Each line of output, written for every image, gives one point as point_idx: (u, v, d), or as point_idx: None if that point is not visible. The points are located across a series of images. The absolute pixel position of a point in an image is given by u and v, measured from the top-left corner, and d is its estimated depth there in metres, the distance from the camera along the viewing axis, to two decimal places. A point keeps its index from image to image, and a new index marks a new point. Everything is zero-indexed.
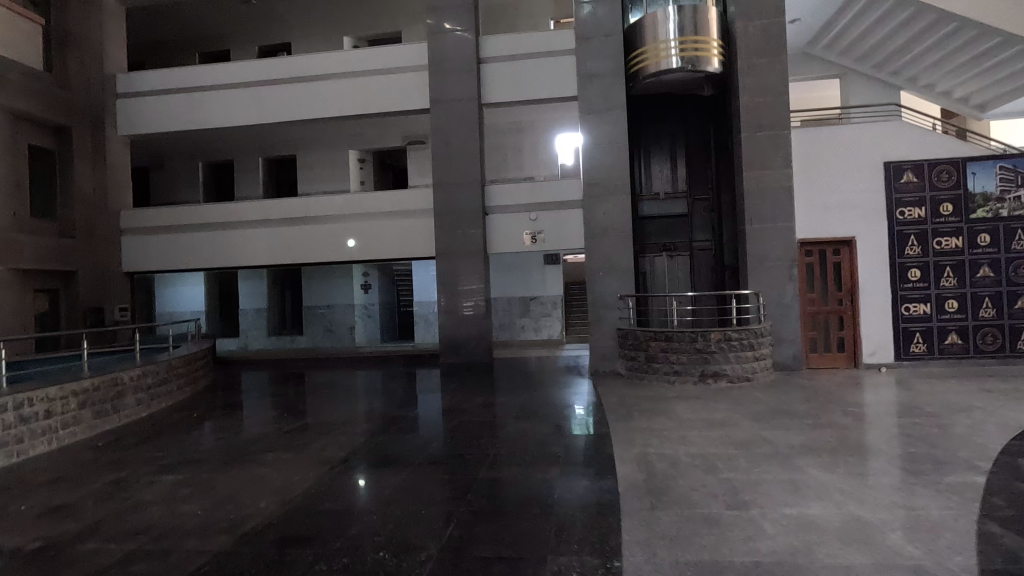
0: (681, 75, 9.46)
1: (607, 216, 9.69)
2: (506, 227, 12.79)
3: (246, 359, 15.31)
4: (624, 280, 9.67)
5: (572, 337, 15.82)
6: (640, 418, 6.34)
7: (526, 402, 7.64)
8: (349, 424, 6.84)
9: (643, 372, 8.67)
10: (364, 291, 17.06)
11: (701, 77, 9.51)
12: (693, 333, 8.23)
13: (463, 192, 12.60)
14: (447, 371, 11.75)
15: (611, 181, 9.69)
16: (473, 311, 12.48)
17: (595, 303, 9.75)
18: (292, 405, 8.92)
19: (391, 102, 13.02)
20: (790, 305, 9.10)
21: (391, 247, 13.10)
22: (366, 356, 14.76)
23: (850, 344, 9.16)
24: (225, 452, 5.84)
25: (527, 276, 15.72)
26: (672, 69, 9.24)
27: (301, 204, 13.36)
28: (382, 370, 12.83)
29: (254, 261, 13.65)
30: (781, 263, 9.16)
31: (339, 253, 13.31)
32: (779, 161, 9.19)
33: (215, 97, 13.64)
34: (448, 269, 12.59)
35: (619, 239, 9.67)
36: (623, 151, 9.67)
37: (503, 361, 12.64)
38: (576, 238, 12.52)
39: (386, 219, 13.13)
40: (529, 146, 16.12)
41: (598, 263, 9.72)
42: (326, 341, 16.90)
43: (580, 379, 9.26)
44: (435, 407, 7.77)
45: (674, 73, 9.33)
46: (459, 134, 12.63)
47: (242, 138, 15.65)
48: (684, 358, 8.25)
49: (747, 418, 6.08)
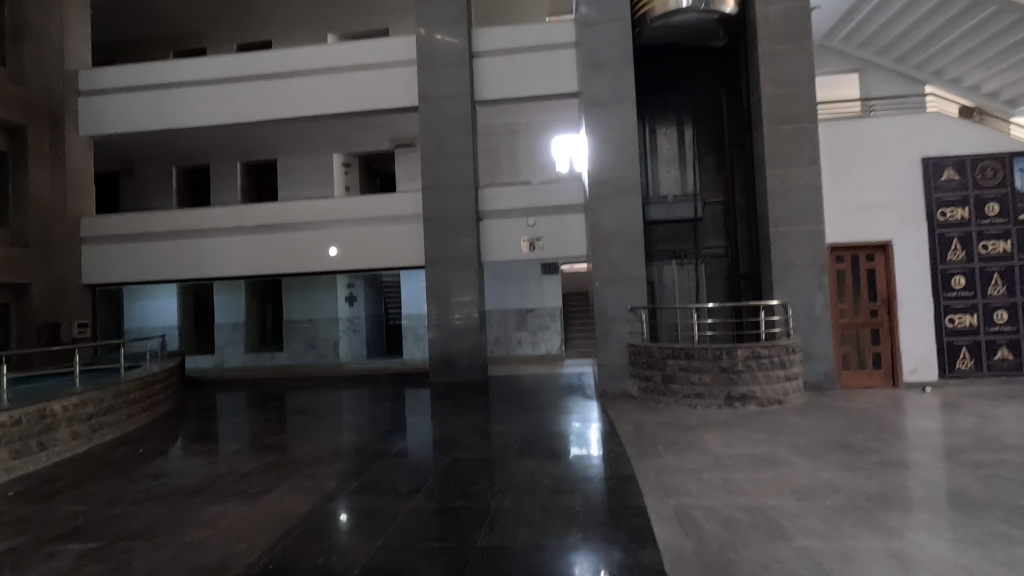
0: (693, 17, 8.59)
1: (614, 219, 8.73)
2: (502, 233, 11.82)
3: (218, 379, 14.12)
4: (634, 290, 8.67)
5: (572, 352, 14.81)
6: (667, 453, 5.33)
7: (529, 431, 6.60)
8: (320, 461, 5.76)
9: (660, 394, 7.66)
10: (350, 303, 16.00)
11: (714, 18, 8.65)
12: (717, 350, 7.24)
13: (454, 195, 11.62)
14: (438, 392, 10.68)
15: (619, 180, 8.75)
16: (466, 325, 11.45)
17: (601, 316, 8.73)
18: (259, 434, 7.83)
19: (376, 97, 12.07)
20: (821, 316, 8.15)
21: (377, 256, 12.06)
22: (350, 374, 13.65)
23: (888, 361, 8.22)
24: (162, 502, 4.75)
25: (523, 286, 14.74)
26: (682, 9, 8.39)
27: (279, 210, 12.29)
28: (367, 390, 11.73)
29: (227, 272, 12.54)
30: (809, 270, 8.23)
31: (320, 262, 12.24)
32: (805, 157, 8.30)
33: (186, 94, 12.62)
34: (439, 279, 11.56)
35: (627, 244, 8.69)
36: (631, 147, 8.74)
37: (499, 380, 11.58)
38: (577, 245, 11.62)
39: (371, 225, 12.10)
40: (524, 149, 15.23)
41: (605, 271, 8.73)
42: (308, 357, 15.75)
43: (587, 402, 8.22)
44: (424, 437, 6.72)
45: (685, 14, 8.47)
46: (449, 133, 11.68)
47: (218, 141, 14.63)
48: (707, 378, 7.26)
49: (797, 454, 5.08)
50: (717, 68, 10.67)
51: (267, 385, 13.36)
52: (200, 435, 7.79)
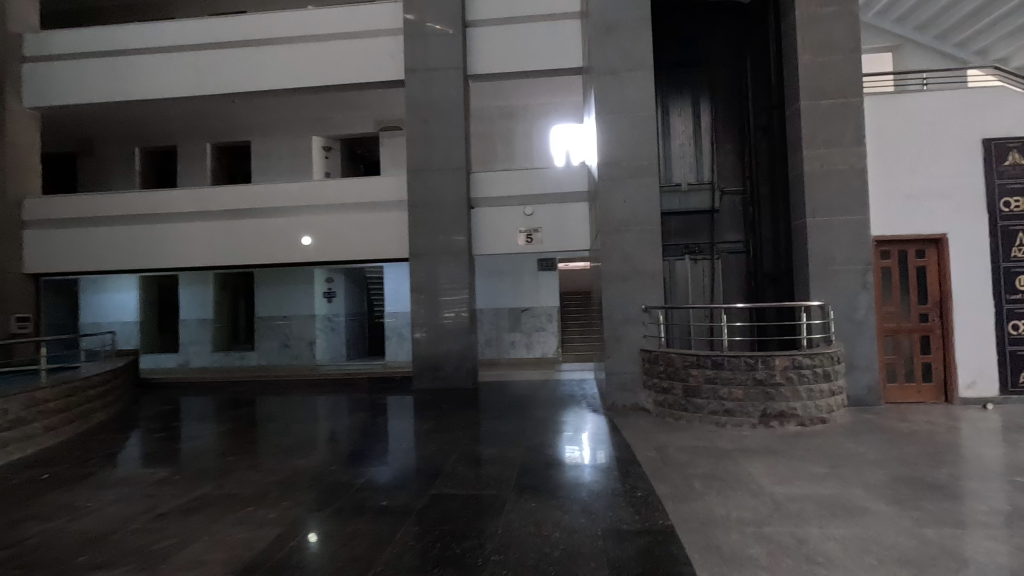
0: None
1: (627, 205, 7.55)
2: (496, 223, 10.64)
3: (178, 381, 12.77)
4: (650, 287, 7.48)
5: (569, 356, 13.66)
6: (707, 493, 4.18)
7: (529, 457, 5.41)
8: (265, 495, 4.53)
9: (681, 410, 6.53)
10: (328, 300, 14.68)
11: None
12: (751, 359, 6.12)
13: (443, 180, 10.36)
14: (421, 400, 9.47)
15: (632, 160, 7.58)
16: (455, 324, 10.25)
17: (609, 317, 7.53)
18: (205, 451, 6.58)
19: (358, 69, 10.82)
20: (865, 321, 7.05)
21: (355, 246, 10.81)
22: (326, 378, 12.36)
23: (940, 373, 7.15)
24: (36, 559, 3.50)
25: (517, 284, 13.59)
26: None
27: (246, 193, 10.98)
28: (343, 397, 10.48)
29: (186, 263, 11.20)
30: (852, 267, 7.13)
31: (292, 253, 10.97)
32: (848, 136, 7.20)
33: (144, 62, 11.29)
34: (425, 274, 10.33)
35: (642, 233, 7.52)
36: (648, 123, 7.60)
37: (490, 387, 10.38)
38: (579, 238, 10.45)
39: (349, 211, 10.83)
40: (520, 134, 14.04)
41: (616, 265, 7.54)
42: (281, 358, 14.45)
43: (593, 418, 7.04)
44: (401, 461, 5.52)
45: None
46: (438, 109, 10.43)
47: (185, 117, 13.29)
48: (740, 392, 6.14)
49: (876, 498, 3.95)
50: (741, 42, 9.53)
51: (234, 389, 12.08)
52: (132, 452, 6.51)
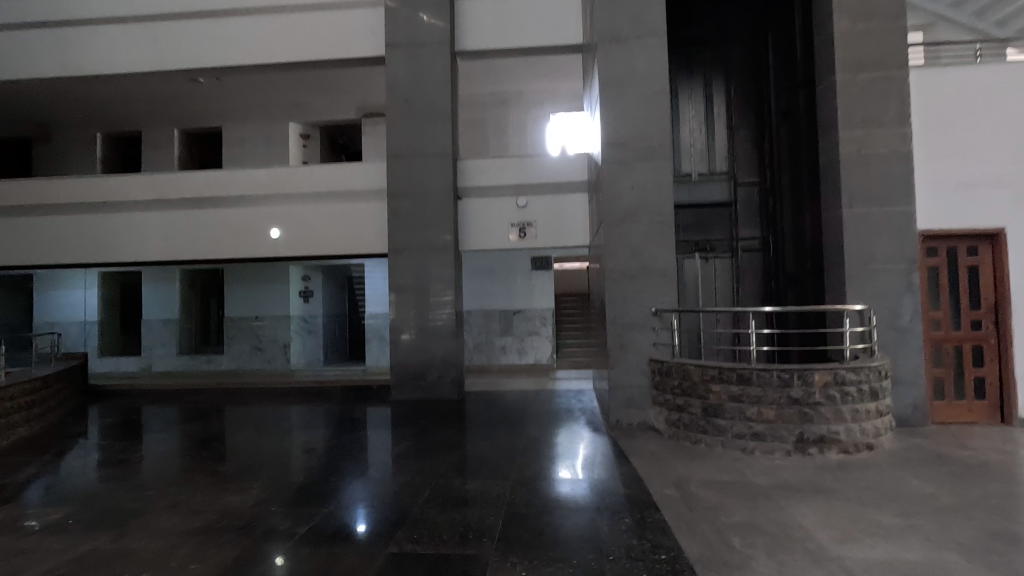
0: None
1: (635, 191, 6.54)
2: (485, 216, 9.62)
3: (134, 388, 11.60)
4: (662, 287, 6.47)
5: (565, 363, 12.61)
6: (751, 557, 3.17)
7: (518, 495, 4.38)
8: (174, 554, 3.46)
9: (700, 433, 5.55)
10: (304, 300, 13.58)
11: None
12: (784, 373, 5.15)
13: (427, 166, 9.31)
14: (399, 413, 8.40)
15: (641, 141, 6.58)
16: (439, 328, 9.19)
17: (614, 321, 6.51)
18: (130, 476, 5.48)
19: (334, 44, 9.77)
20: (910, 328, 6.09)
21: (328, 240, 9.74)
22: (298, 385, 11.24)
23: (995, 389, 6.20)
24: None
25: (509, 284, 12.57)
26: None
27: (207, 180, 9.89)
28: (313, 407, 9.39)
29: (140, 256, 10.07)
30: (894, 266, 6.17)
31: (258, 246, 9.86)
32: (892, 115, 6.23)
33: (98, 35, 10.21)
34: (406, 271, 9.27)
35: (652, 225, 6.51)
36: (660, 97, 6.60)
37: (478, 398, 9.33)
38: (578, 233, 9.45)
39: (323, 202, 9.77)
40: (513, 123, 13.05)
41: (621, 260, 6.52)
42: (253, 363, 13.29)
43: (595, 441, 6.00)
44: (361, 497, 4.47)
45: None
46: (422, 88, 9.40)
47: (148, 93, 12.21)
48: (771, 412, 5.17)
49: (982, 569, 2.96)
50: (760, 14, 8.54)
51: (194, 397, 10.95)
52: (41, 480, 5.40)
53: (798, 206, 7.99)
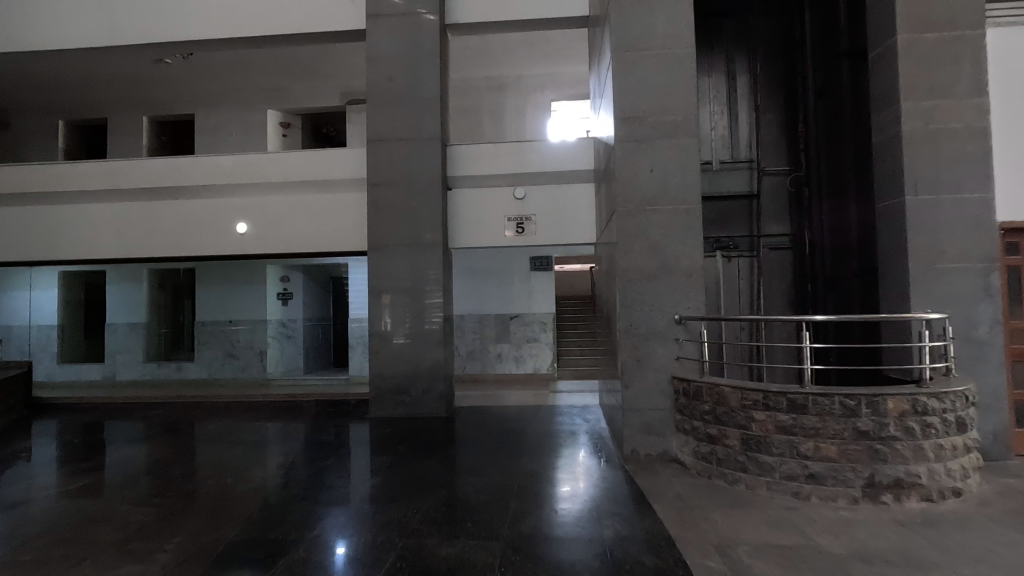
0: None
1: (654, 174, 5.47)
2: (478, 209, 8.55)
3: (90, 401, 10.47)
4: (688, 289, 5.38)
5: (567, 372, 11.51)
6: None
7: (511, 567, 3.28)
8: None
9: (739, 471, 4.46)
10: (283, 302, 12.50)
11: None
12: (849, 400, 4.06)
13: (412, 151, 8.23)
14: (378, 432, 7.30)
15: (661, 115, 5.51)
16: (425, 335, 8.10)
17: (628, 330, 5.42)
18: (23, 523, 4.37)
19: (310, 16, 8.70)
20: (988, 341, 5.02)
21: (301, 235, 8.65)
22: (270, 397, 10.12)
23: None
24: None
25: (505, 286, 11.49)
26: None
27: (166, 169, 8.79)
28: (281, 423, 8.29)
29: (91, 253, 8.98)
30: (969, 265, 5.10)
31: (223, 243, 8.78)
32: (965, 83, 5.18)
33: (46, 5, 9.14)
34: (388, 270, 8.18)
35: (675, 216, 5.43)
36: (683, 64, 5.54)
37: (469, 415, 8.23)
38: (583, 228, 8.37)
39: (296, 192, 8.68)
40: (511, 110, 11.98)
41: (638, 257, 5.44)
42: (226, 371, 12.17)
43: (607, 479, 4.90)
44: (304, 566, 3.38)
45: None
46: (408, 64, 8.32)
47: (109, 74, 11.15)
48: (832, 448, 4.09)
49: None
50: None
51: (153, 410, 9.85)
52: None
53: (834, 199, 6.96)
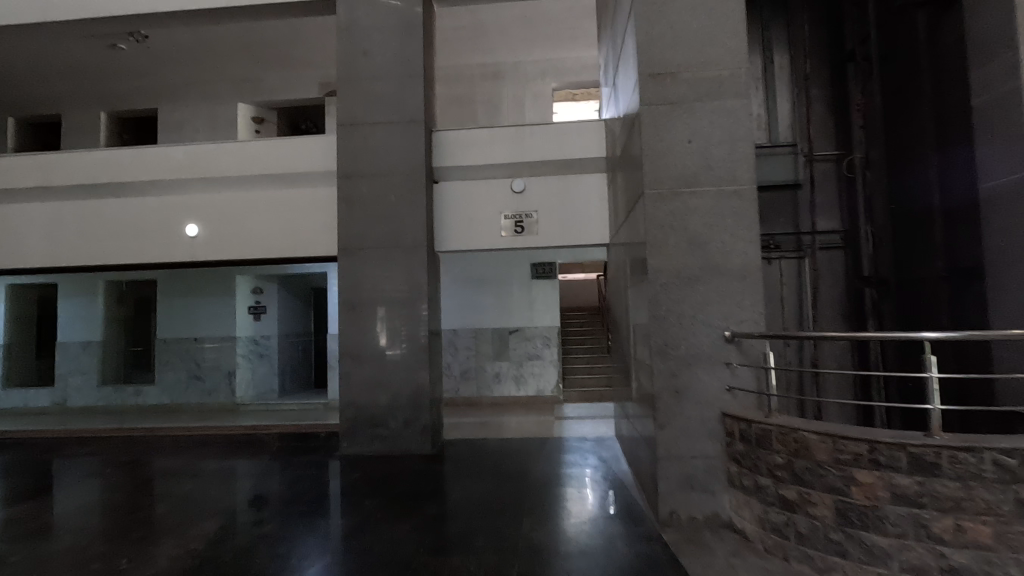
0: None
1: (693, 147, 4.19)
2: (470, 205, 7.29)
3: (25, 434, 9.12)
4: (739, 297, 4.08)
5: (574, 394, 10.14)
6: None
7: None
8: None
9: (836, 555, 3.13)
10: (255, 317, 11.20)
11: None
12: (1010, 456, 2.71)
13: (391, 137, 6.97)
14: (346, 474, 5.95)
15: (700, 70, 4.24)
16: (407, 353, 6.78)
17: (662, 352, 4.11)
18: None
19: None
20: None
21: (261, 237, 7.37)
22: (233, 428, 8.76)
23: None
24: None
25: (503, 296, 10.20)
26: None
27: (104, 162, 7.52)
28: (234, 460, 6.93)
29: (20, 261, 7.72)
30: None
31: (170, 248, 7.50)
32: None
33: None
34: (362, 277, 6.89)
35: (720, 200, 4.15)
36: (727, 3, 4.28)
37: (459, 449, 6.88)
38: (593, 226, 7.08)
39: (256, 188, 7.41)
40: (509, 100, 10.77)
41: (673, 256, 4.14)
42: (189, 395, 10.84)
43: (641, 557, 3.57)
44: None
45: None
46: (385, 36, 7.09)
47: (57, 62, 9.94)
48: (984, 530, 2.74)
49: None
50: None
51: (96, 443, 8.52)
52: None
53: (899, 184, 5.69)
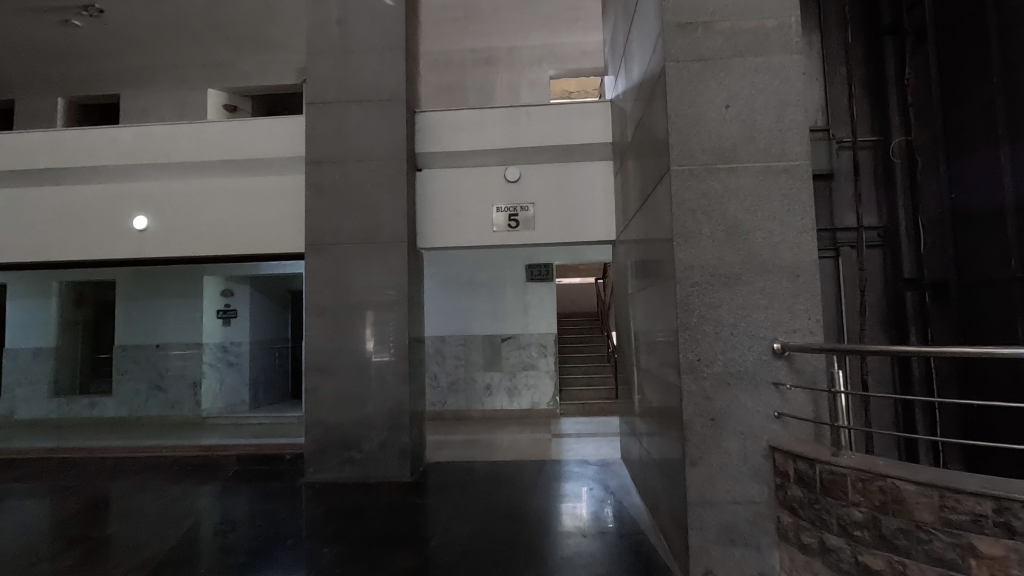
0: None
1: (731, 114, 3.37)
2: (458, 196, 6.43)
3: None
4: (790, 300, 3.25)
5: (572, 408, 9.26)
6: None
7: None
8: None
9: None
10: (225, 322, 10.24)
11: None
12: None
13: (368, 117, 6.11)
14: (308, 507, 5.07)
15: (739, 20, 3.43)
16: (383, 364, 5.90)
17: (695, 370, 3.26)
18: None
19: None
20: None
21: (219, 231, 6.48)
22: (192, 446, 7.83)
23: None
24: None
25: (495, 301, 9.34)
26: None
27: (42, 145, 6.59)
28: (184, 486, 6.03)
29: None
30: None
31: (116, 243, 6.60)
32: None
33: None
34: (333, 277, 6.01)
35: (765, 179, 3.32)
36: None
37: (443, 475, 5.99)
38: (596, 220, 6.25)
39: (215, 175, 6.51)
40: (503, 89, 9.95)
41: (706, 249, 3.30)
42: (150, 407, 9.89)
43: None
44: None
45: None
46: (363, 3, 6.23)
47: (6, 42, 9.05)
48: None
49: None
50: None
51: (36, 463, 7.58)
52: None
53: (955, 171, 4.90)
